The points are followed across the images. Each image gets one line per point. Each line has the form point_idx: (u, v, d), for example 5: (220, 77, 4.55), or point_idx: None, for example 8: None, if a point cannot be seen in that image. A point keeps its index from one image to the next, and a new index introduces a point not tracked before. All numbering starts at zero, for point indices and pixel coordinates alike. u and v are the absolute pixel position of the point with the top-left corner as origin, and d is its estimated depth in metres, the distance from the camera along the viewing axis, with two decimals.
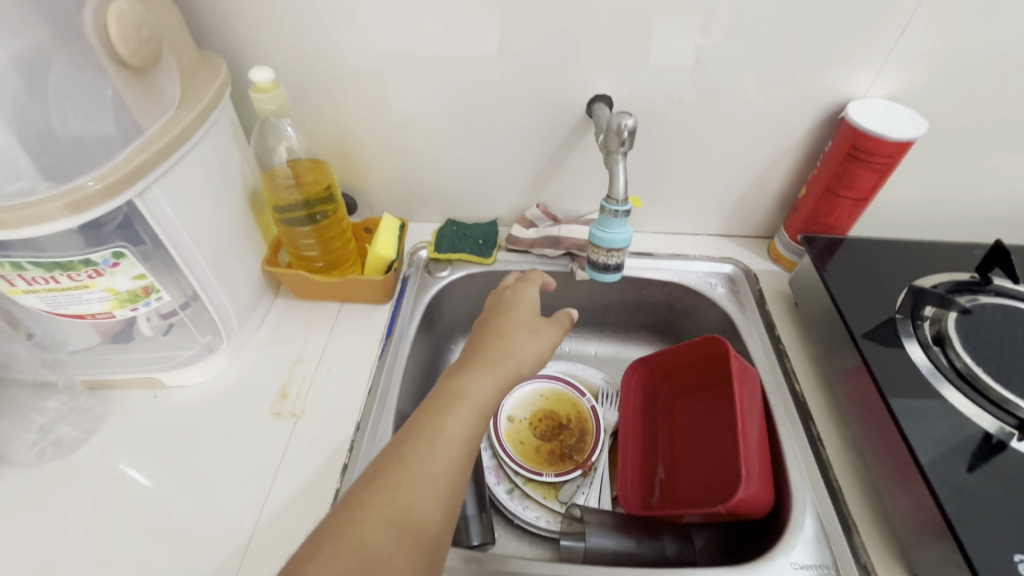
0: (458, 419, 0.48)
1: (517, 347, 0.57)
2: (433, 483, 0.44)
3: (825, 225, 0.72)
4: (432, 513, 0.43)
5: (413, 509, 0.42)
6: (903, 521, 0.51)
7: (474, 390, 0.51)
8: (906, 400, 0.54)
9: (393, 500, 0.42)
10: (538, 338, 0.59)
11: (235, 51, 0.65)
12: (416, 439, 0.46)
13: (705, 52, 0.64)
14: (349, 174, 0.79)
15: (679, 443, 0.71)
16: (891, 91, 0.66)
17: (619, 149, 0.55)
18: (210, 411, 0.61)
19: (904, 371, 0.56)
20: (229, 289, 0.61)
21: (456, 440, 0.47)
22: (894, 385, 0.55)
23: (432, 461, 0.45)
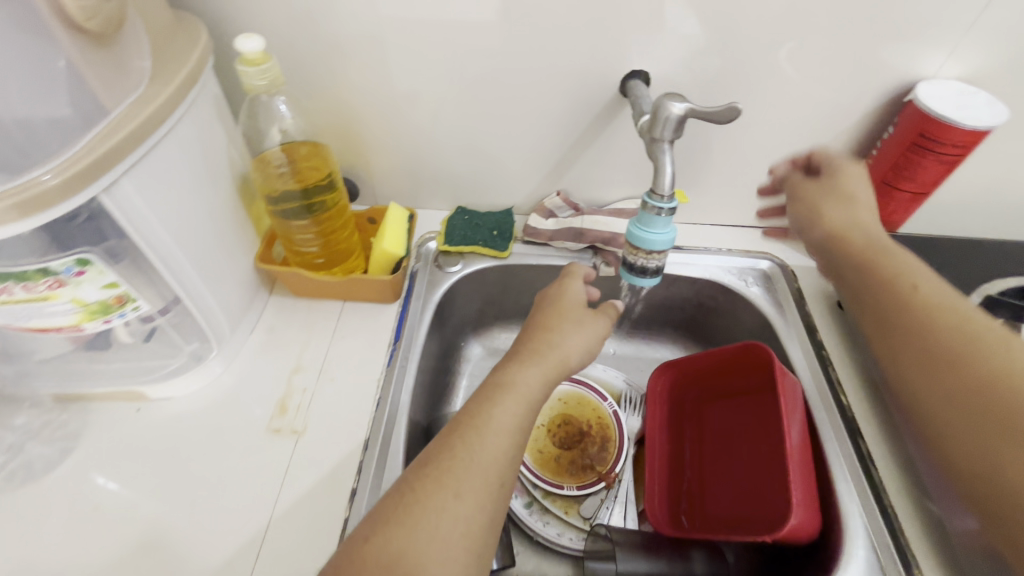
0: (508, 409, 0.45)
1: (569, 344, 0.52)
2: (485, 470, 0.42)
3: (875, 220, 0.65)
4: (484, 499, 0.41)
5: (463, 496, 0.40)
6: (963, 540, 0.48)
7: (523, 383, 0.47)
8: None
9: (443, 485, 0.40)
10: (588, 331, 0.53)
11: (217, 16, 0.57)
12: (468, 425, 0.44)
13: (758, 21, 0.57)
14: (350, 156, 0.71)
15: (713, 452, 0.67)
16: (964, 71, 0.59)
17: (664, 138, 0.48)
18: (199, 426, 0.55)
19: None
20: (219, 291, 0.54)
21: (507, 429, 0.44)
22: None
23: (482, 450, 0.42)
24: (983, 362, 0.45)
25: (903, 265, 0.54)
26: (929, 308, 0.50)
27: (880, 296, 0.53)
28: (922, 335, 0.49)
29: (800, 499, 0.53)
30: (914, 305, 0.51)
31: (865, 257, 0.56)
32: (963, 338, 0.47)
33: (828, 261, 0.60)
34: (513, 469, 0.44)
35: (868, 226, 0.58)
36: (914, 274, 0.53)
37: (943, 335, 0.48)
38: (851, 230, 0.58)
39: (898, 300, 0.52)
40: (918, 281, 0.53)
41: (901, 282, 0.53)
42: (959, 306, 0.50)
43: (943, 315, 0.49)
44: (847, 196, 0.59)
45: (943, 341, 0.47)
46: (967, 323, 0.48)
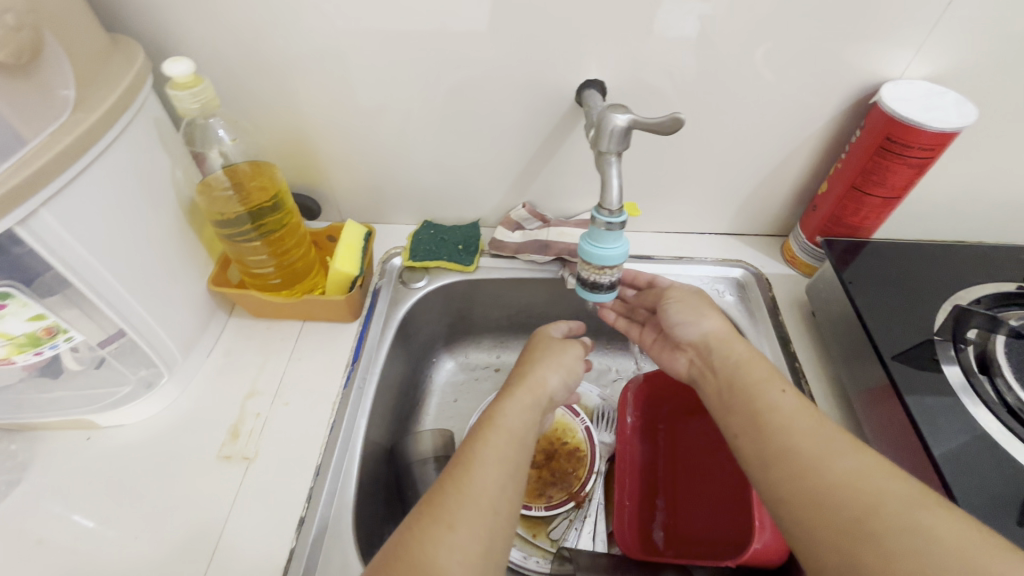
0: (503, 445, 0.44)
1: (548, 375, 0.52)
2: (484, 503, 0.40)
3: (847, 226, 0.63)
4: (480, 533, 0.38)
5: (463, 532, 0.38)
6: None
7: (509, 419, 0.46)
8: (944, 439, 0.45)
9: (422, 536, 0.38)
10: (565, 361, 0.55)
11: (161, 37, 0.56)
12: (453, 469, 0.42)
13: (713, 28, 0.55)
14: (312, 174, 0.70)
15: (684, 479, 0.65)
16: (932, 72, 0.57)
17: (611, 150, 0.46)
18: (151, 453, 0.54)
19: (939, 395, 0.48)
20: (167, 317, 0.53)
21: (508, 461, 0.43)
22: (932, 420, 0.47)
23: (474, 488, 0.40)
24: (799, 446, 0.41)
25: (742, 357, 0.50)
26: (774, 410, 0.44)
27: (731, 416, 0.47)
28: (769, 449, 0.43)
29: (766, 520, 0.51)
30: (766, 424, 0.44)
31: (720, 381, 0.50)
32: (777, 425, 0.43)
33: (702, 365, 0.53)
34: (511, 499, 0.41)
35: (728, 339, 0.52)
36: (752, 364, 0.49)
37: (770, 429, 0.44)
38: (722, 341, 0.52)
39: (762, 436, 0.44)
40: (784, 386, 0.46)
41: (757, 380, 0.47)
42: (806, 413, 0.44)
43: (795, 425, 0.43)
44: (680, 327, 0.55)
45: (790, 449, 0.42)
46: (780, 413, 0.44)
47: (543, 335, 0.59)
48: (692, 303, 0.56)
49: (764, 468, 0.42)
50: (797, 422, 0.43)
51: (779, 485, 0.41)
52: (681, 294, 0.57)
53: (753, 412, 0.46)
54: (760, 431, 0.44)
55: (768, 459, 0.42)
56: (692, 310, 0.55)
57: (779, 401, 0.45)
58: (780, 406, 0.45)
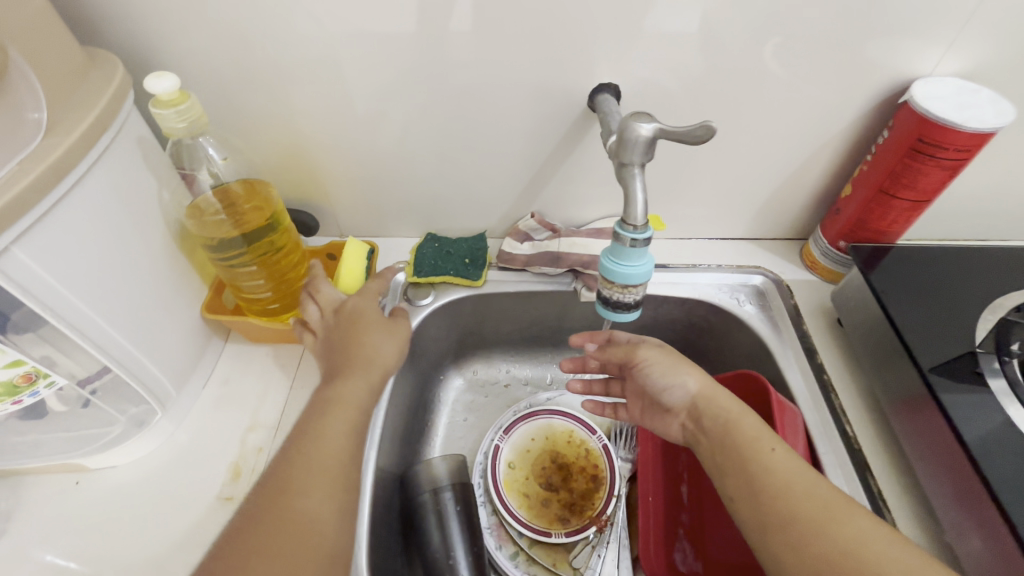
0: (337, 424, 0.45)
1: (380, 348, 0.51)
2: (321, 465, 0.42)
3: (873, 231, 0.60)
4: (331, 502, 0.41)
5: (317, 515, 0.40)
6: (972, 566, 0.43)
7: (348, 393, 0.47)
8: (997, 460, 0.43)
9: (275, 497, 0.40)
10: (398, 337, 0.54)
11: (141, 47, 0.52)
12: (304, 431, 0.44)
13: (732, 26, 0.52)
14: (309, 189, 0.67)
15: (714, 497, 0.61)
16: (963, 68, 0.54)
17: (634, 161, 0.43)
18: (144, 497, 0.50)
19: (986, 410, 0.45)
20: (157, 350, 0.49)
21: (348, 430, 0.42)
22: (984, 441, 0.44)
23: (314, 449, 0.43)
24: (802, 508, 0.40)
25: (730, 415, 0.48)
26: (773, 472, 0.43)
27: (726, 478, 0.46)
28: (769, 507, 0.42)
29: None
30: (764, 488, 0.42)
31: (713, 446, 0.48)
32: (780, 490, 0.42)
33: (695, 426, 0.50)
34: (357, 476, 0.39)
35: (713, 394, 0.49)
36: (743, 421, 0.47)
37: (769, 493, 0.42)
38: (709, 399, 0.49)
39: (762, 500, 0.42)
40: (775, 442, 0.45)
41: (748, 438, 0.46)
42: (804, 474, 0.43)
43: (796, 487, 0.42)
44: (664, 390, 0.52)
45: (792, 512, 0.40)
46: (777, 476, 0.43)
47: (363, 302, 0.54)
48: (670, 355, 0.53)
49: (764, 531, 0.41)
50: (797, 484, 0.42)
51: (783, 547, 0.40)
52: (651, 354, 0.54)
53: (749, 473, 0.44)
54: (760, 494, 0.42)
55: (768, 522, 0.41)
56: (673, 371, 0.52)
57: (776, 459, 0.43)
58: (773, 462, 0.43)
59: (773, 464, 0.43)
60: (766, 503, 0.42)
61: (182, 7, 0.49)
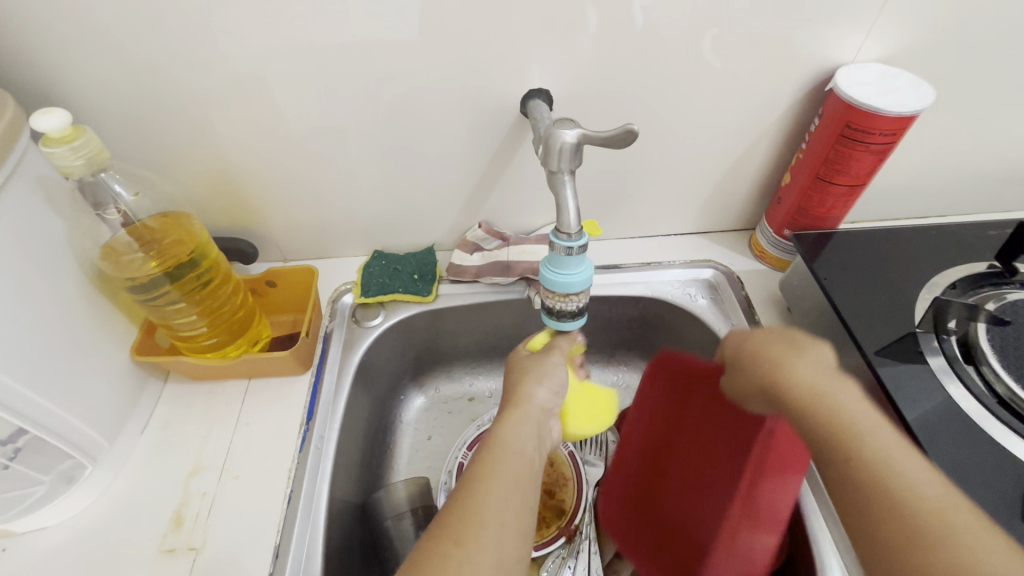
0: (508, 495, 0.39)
1: (536, 390, 0.48)
2: (518, 464, 0.41)
3: (815, 217, 0.60)
4: (513, 491, 0.39)
5: (506, 522, 0.37)
6: None
7: (511, 440, 0.43)
8: (939, 437, 0.43)
9: (448, 538, 0.36)
10: (547, 378, 0.50)
11: (42, 79, 0.49)
12: (465, 484, 0.40)
13: (656, 24, 0.52)
14: (244, 216, 0.64)
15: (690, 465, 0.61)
16: (882, 54, 0.55)
17: (562, 168, 0.42)
18: (82, 558, 0.47)
19: (924, 385, 0.46)
20: (83, 401, 0.47)
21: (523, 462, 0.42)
22: (927, 422, 0.44)
23: (484, 498, 0.38)
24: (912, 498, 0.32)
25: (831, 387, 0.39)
26: (879, 455, 0.35)
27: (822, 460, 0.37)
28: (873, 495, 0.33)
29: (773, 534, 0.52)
30: (854, 482, 0.34)
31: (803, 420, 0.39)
32: (882, 474, 0.34)
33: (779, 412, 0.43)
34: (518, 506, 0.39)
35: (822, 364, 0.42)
36: (831, 402, 0.38)
37: (879, 481, 0.33)
38: (786, 382, 0.41)
39: (851, 495, 0.34)
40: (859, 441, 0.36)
41: (832, 421, 0.37)
42: (911, 464, 0.34)
43: (903, 469, 0.34)
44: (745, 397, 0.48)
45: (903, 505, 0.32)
46: (881, 452, 0.35)
47: (516, 360, 0.53)
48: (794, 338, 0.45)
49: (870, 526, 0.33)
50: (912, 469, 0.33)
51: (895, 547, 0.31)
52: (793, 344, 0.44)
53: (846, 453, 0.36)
54: (857, 477, 0.34)
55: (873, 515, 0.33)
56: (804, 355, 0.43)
57: (874, 439, 0.35)
58: (872, 440, 0.35)
59: (877, 440, 0.35)
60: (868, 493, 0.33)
61: (84, 33, 0.47)
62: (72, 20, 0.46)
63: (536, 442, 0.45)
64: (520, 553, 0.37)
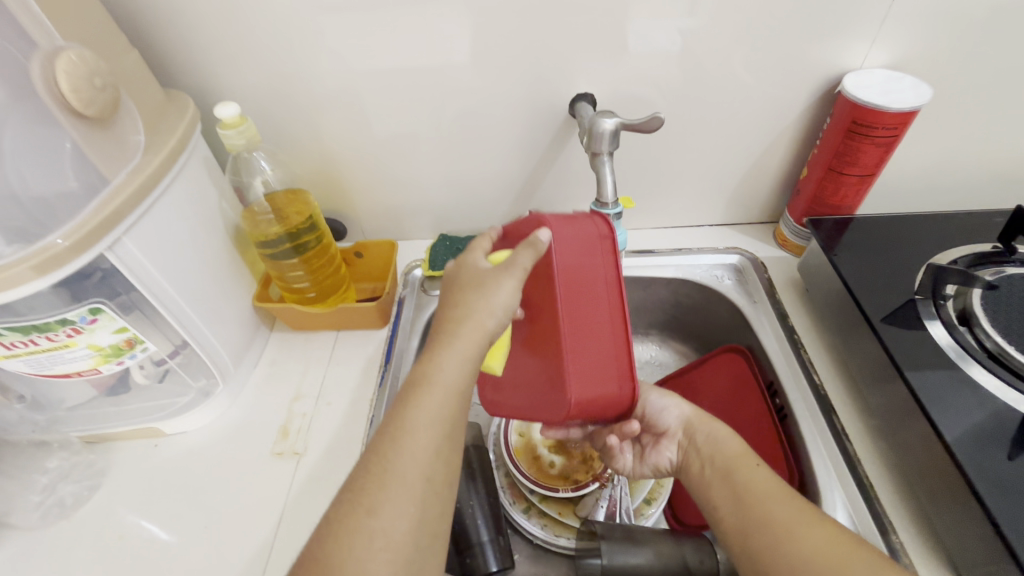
0: (418, 445, 0.41)
1: (486, 316, 0.46)
2: (438, 401, 0.43)
3: (830, 205, 0.68)
4: (434, 433, 0.42)
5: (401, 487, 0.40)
6: (918, 479, 0.51)
7: (442, 373, 0.44)
8: (966, 442, 0.47)
9: (371, 491, 0.40)
10: (498, 297, 0.46)
11: (201, 86, 0.64)
12: (394, 432, 0.42)
13: (687, 37, 0.61)
14: (336, 199, 0.77)
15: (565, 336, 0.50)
16: (889, 61, 0.63)
17: (603, 150, 0.53)
18: (212, 456, 0.60)
19: (963, 405, 0.50)
20: (219, 330, 0.60)
21: (440, 402, 0.43)
22: (924, 379, 0.52)
23: (405, 454, 0.41)
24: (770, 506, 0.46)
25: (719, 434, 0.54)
26: (753, 483, 0.48)
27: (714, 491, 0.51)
28: (747, 512, 0.47)
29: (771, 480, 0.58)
30: (740, 494, 0.48)
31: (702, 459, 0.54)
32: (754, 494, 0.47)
33: (689, 453, 0.56)
34: (441, 462, 0.42)
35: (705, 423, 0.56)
36: (725, 440, 0.53)
37: (752, 502, 0.47)
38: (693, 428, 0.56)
39: (737, 505, 0.48)
40: (750, 460, 0.51)
41: (731, 450, 0.52)
42: (779, 484, 0.48)
43: (767, 492, 0.47)
44: (661, 413, 0.59)
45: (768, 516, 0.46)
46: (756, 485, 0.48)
47: (469, 266, 0.50)
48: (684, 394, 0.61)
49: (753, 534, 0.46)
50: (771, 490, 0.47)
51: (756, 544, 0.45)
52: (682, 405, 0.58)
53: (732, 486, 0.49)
54: (740, 495, 0.48)
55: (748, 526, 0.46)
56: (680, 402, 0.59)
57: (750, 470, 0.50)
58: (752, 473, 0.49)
59: (756, 476, 0.49)
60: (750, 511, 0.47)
61: (236, 51, 0.61)
62: (230, 41, 0.60)
63: (472, 372, 0.45)
64: (423, 508, 0.40)
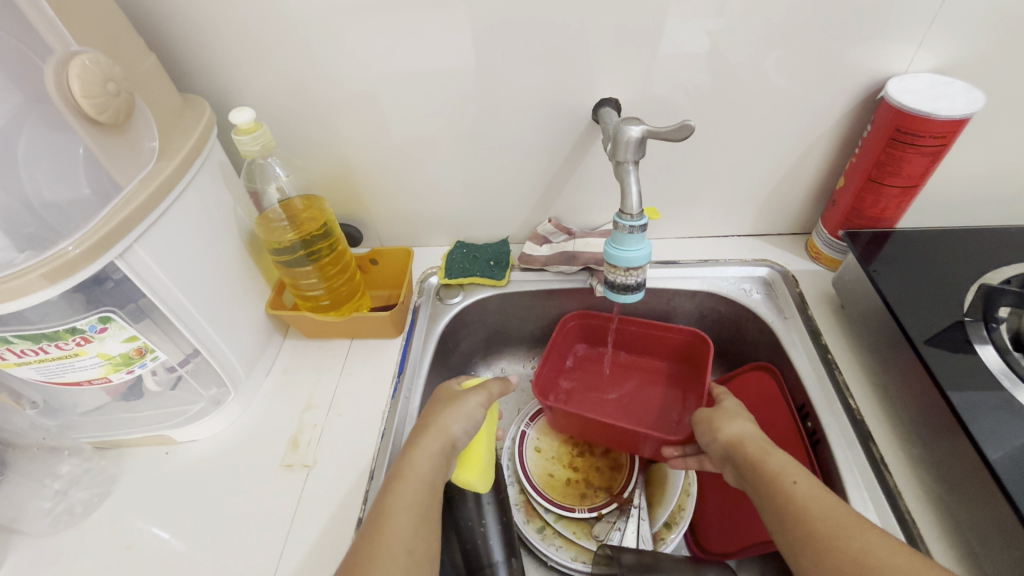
0: (400, 527, 0.44)
1: (452, 422, 0.51)
2: (414, 492, 0.46)
3: (869, 218, 0.64)
4: (413, 516, 0.45)
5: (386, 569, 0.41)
6: (966, 514, 0.47)
7: (415, 467, 0.47)
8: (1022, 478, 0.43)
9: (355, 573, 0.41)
10: (465, 408, 0.53)
11: (220, 91, 0.63)
12: (376, 518, 0.44)
13: (719, 39, 0.58)
14: (353, 205, 0.76)
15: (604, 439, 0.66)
16: (937, 64, 0.59)
17: (628, 158, 0.51)
18: (220, 466, 0.59)
19: (1011, 429, 0.46)
20: (230, 338, 0.59)
21: (424, 479, 0.47)
22: (975, 411, 0.48)
23: (387, 539, 0.43)
24: (815, 517, 0.41)
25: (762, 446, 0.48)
26: (797, 494, 0.43)
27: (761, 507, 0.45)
28: (791, 525, 0.42)
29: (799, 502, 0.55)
30: (783, 506, 0.43)
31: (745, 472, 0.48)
32: (797, 503, 0.42)
33: (737, 473, 0.49)
34: (421, 547, 0.43)
35: (747, 436, 0.50)
36: (771, 455, 0.47)
37: (798, 513, 0.42)
38: (742, 440, 0.50)
39: (792, 524, 0.42)
40: (797, 474, 0.44)
41: (777, 465, 0.46)
42: (825, 492, 0.43)
43: (813, 503, 0.42)
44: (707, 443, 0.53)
45: (814, 528, 0.40)
46: (803, 495, 0.43)
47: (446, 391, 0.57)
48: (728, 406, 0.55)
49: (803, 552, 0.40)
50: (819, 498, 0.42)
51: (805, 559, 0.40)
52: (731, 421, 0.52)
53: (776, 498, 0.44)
54: (782, 506, 0.43)
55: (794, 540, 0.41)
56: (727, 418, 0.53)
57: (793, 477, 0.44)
58: (798, 481, 0.44)
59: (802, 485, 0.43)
60: (792, 524, 0.42)
61: (254, 55, 0.60)
62: (249, 44, 0.59)
63: (444, 467, 0.49)
64: None
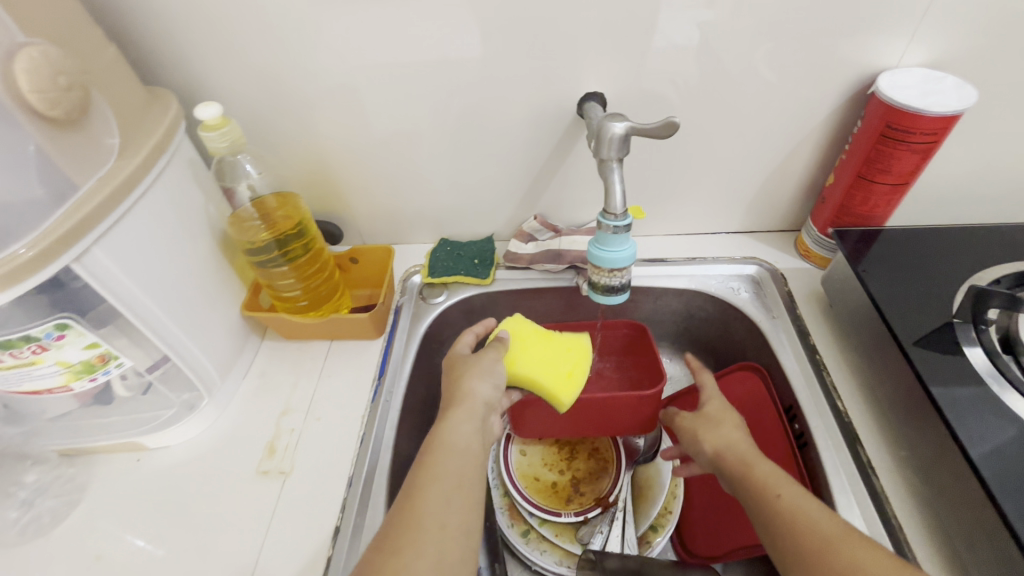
0: (445, 489, 0.43)
1: (477, 386, 0.52)
2: (450, 458, 0.45)
3: (858, 216, 0.63)
4: (454, 478, 0.44)
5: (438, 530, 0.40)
6: (952, 516, 0.47)
7: (454, 433, 0.47)
8: (1009, 481, 0.42)
9: (394, 542, 0.39)
10: (485, 365, 0.54)
11: (190, 84, 0.61)
12: (415, 482, 0.43)
13: (706, 32, 0.57)
14: (332, 202, 0.74)
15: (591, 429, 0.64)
16: (929, 59, 0.57)
17: (612, 156, 0.49)
18: (195, 472, 0.57)
19: (997, 432, 0.45)
20: (203, 341, 0.57)
21: (464, 444, 0.47)
22: (961, 413, 0.47)
23: (430, 500, 0.42)
24: (803, 528, 0.40)
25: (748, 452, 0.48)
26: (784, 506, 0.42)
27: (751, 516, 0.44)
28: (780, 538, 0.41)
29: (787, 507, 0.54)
30: (771, 518, 0.42)
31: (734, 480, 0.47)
32: (786, 515, 0.41)
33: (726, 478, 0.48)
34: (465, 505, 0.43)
35: (734, 442, 0.49)
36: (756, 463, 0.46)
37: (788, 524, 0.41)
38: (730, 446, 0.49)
39: (779, 531, 0.41)
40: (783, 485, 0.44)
41: (763, 472, 0.45)
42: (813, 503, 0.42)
43: (801, 513, 0.41)
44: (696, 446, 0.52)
45: (802, 541, 0.40)
46: (791, 505, 0.42)
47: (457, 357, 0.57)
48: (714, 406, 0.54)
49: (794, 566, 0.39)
50: (806, 509, 0.41)
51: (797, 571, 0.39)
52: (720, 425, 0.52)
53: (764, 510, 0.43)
54: (770, 518, 0.42)
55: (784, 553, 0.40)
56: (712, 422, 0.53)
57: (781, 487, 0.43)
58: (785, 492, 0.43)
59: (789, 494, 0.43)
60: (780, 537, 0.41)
61: (225, 46, 0.58)
62: (219, 34, 0.57)
63: (478, 429, 0.49)
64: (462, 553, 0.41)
